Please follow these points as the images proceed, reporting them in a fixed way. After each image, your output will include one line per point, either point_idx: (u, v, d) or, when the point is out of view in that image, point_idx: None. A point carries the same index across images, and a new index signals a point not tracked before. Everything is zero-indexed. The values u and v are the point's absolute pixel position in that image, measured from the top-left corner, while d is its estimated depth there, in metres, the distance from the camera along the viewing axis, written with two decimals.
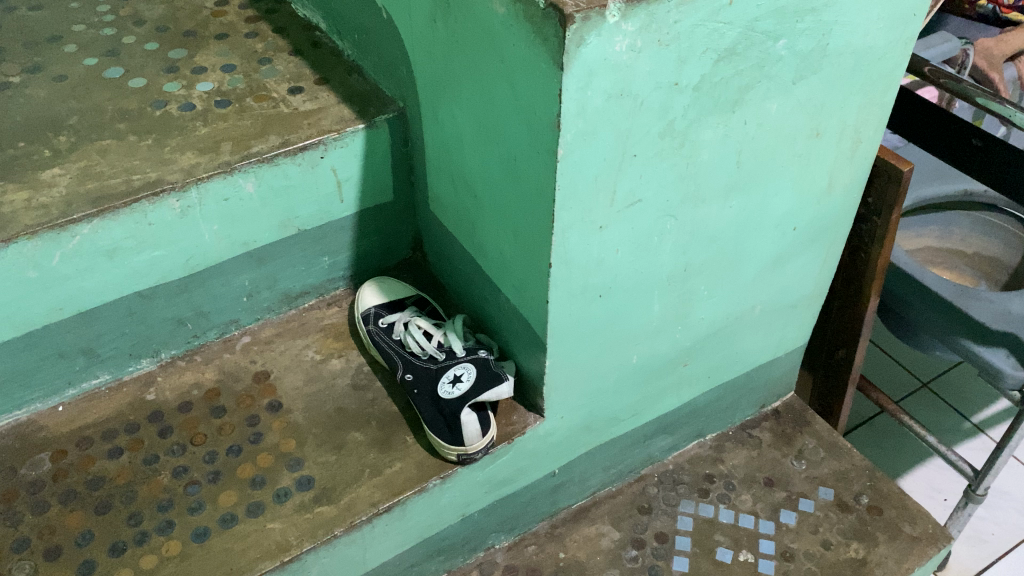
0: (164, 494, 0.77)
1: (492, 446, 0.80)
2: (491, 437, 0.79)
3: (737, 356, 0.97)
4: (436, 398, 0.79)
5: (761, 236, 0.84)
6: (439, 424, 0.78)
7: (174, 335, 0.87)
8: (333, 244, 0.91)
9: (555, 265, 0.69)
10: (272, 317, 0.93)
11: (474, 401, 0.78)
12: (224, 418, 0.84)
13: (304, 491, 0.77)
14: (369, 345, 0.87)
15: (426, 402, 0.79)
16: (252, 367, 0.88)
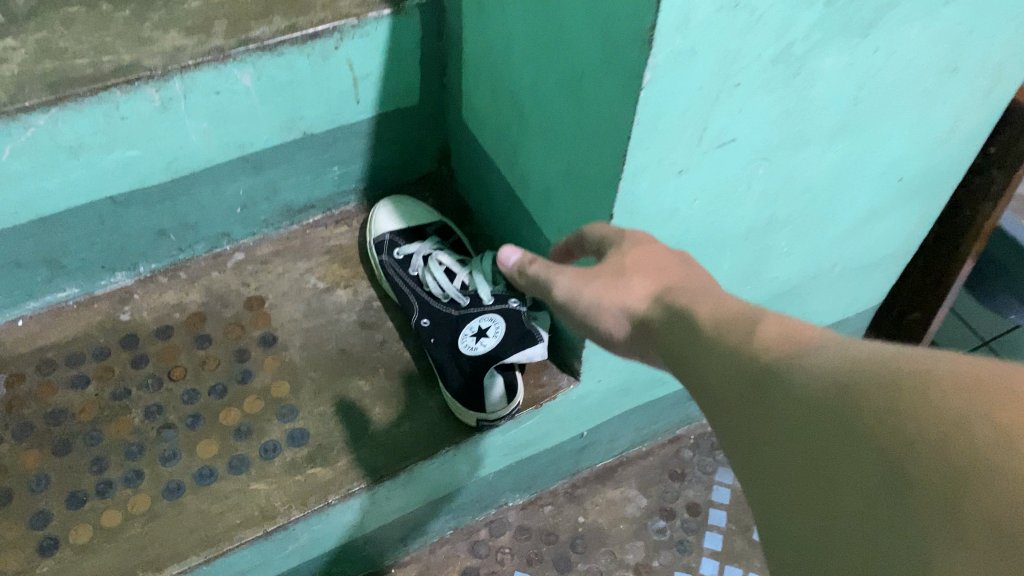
0: (133, 438, 0.67)
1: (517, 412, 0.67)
2: (517, 404, 0.66)
3: (803, 317, 0.84)
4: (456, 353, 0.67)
5: (860, 186, 0.69)
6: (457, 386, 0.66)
7: (156, 247, 0.75)
8: (346, 152, 0.77)
9: (618, 216, 0.55)
10: (271, 232, 0.80)
11: (501, 360, 0.66)
12: (208, 350, 0.72)
13: (297, 448, 0.66)
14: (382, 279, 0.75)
15: (442, 357, 0.67)
16: (244, 291, 0.76)
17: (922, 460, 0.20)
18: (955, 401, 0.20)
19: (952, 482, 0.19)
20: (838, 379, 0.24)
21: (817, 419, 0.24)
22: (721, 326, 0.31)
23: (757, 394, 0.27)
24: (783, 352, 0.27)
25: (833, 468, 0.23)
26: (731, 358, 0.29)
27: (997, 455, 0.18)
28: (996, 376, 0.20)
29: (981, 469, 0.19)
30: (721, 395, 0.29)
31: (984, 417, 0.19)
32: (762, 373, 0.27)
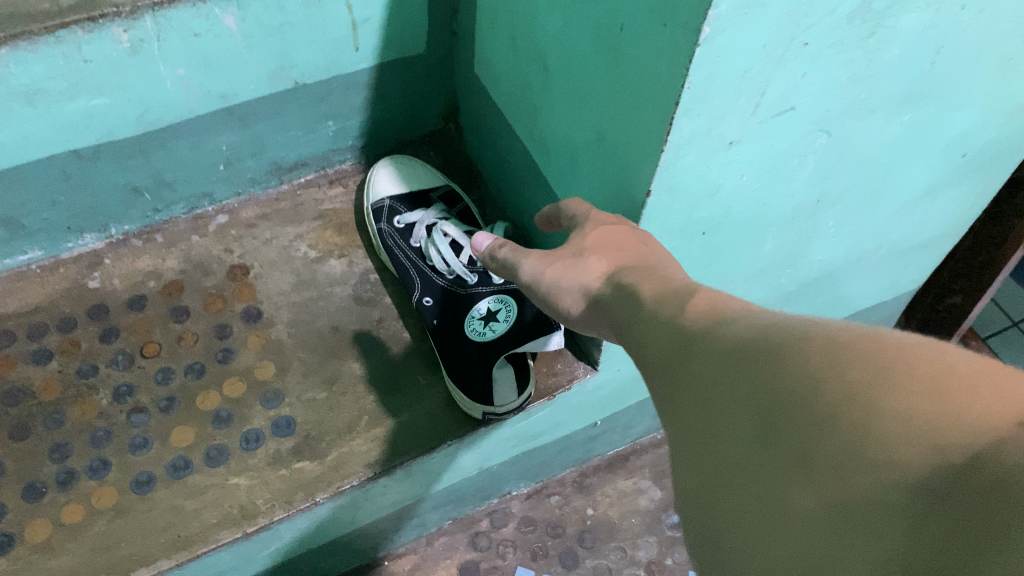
0: (100, 422, 0.60)
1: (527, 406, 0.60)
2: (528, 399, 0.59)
3: (839, 300, 0.77)
4: (461, 338, 0.60)
5: (921, 161, 0.62)
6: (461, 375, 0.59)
7: (129, 207, 0.67)
8: (342, 105, 0.69)
9: (656, 192, 0.48)
10: (258, 192, 0.73)
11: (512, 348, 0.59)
12: (186, 324, 0.65)
13: (282, 439, 0.60)
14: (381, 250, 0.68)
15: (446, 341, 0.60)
16: (227, 259, 0.69)
17: (793, 399, 0.21)
18: (843, 352, 0.20)
19: (824, 418, 0.20)
20: (745, 330, 0.24)
21: (716, 363, 0.24)
22: (658, 292, 0.32)
23: (671, 347, 0.27)
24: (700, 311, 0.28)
25: (719, 406, 0.23)
26: (657, 319, 0.30)
27: (872, 397, 0.19)
28: (888, 336, 0.20)
29: (844, 409, 0.19)
30: (644, 350, 0.30)
31: (863, 368, 0.20)
32: (678, 328, 0.28)
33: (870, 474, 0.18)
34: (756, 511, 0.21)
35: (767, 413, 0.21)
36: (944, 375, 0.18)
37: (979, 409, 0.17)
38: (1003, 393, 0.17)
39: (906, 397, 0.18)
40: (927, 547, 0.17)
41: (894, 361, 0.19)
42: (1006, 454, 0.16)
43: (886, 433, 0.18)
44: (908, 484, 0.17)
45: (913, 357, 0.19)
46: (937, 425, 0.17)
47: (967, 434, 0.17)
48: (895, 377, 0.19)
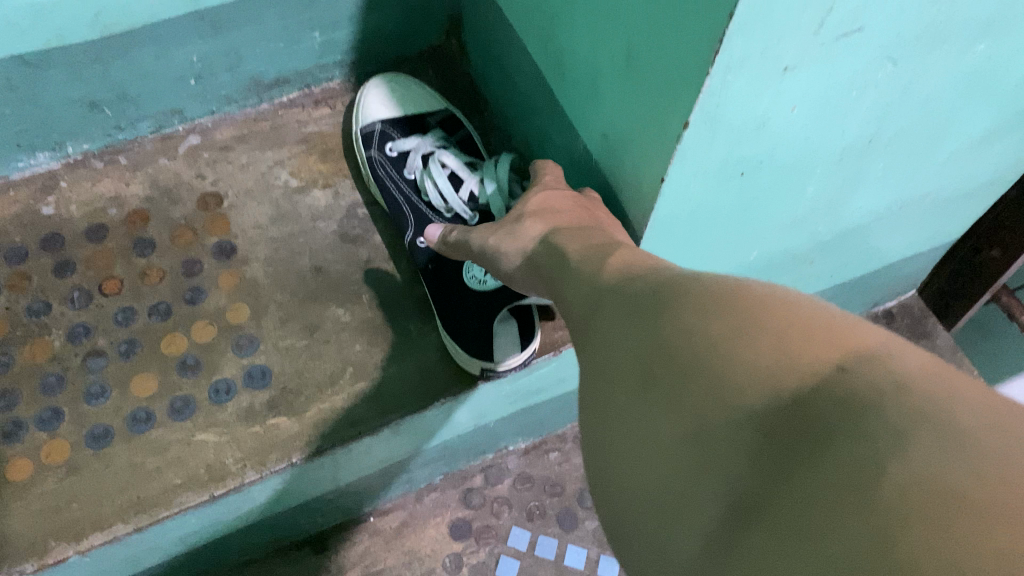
0: (52, 367, 0.53)
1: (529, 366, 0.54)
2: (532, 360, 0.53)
3: (876, 251, 0.70)
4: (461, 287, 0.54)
5: (991, 100, 0.54)
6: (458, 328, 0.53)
7: (86, 124, 0.59)
8: (330, 14, 0.60)
9: (695, 126, 0.40)
10: (234, 111, 0.65)
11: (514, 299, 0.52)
12: (150, 259, 0.58)
13: (256, 391, 0.53)
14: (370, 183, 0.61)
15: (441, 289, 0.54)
16: (199, 186, 0.61)
17: (668, 351, 0.23)
18: (721, 304, 0.23)
19: (692, 359, 0.22)
20: (653, 287, 0.27)
21: (626, 314, 0.27)
22: (590, 252, 0.35)
23: (596, 301, 0.30)
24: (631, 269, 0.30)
25: (620, 352, 0.25)
26: (595, 276, 0.32)
27: (728, 342, 0.21)
28: (761, 293, 0.23)
29: (706, 358, 0.22)
30: (576, 301, 0.32)
31: (722, 321, 0.22)
32: (605, 285, 0.30)
33: (720, 408, 0.20)
34: (635, 442, 0.23)
35: (651, 355, 0.24)
36: (793, 326, 0.21)
37: (810, 351, 0.20)
38: (834, 337, 0.20)
39: (754, 344, 0.21)
40: (758, 467, 0.19)
41: (757, 313, 0.22)
42: (832, 386, 0.18)
43: (737, 371, 0.20)
44: (746, 412, 0.20)
45: (774, 311, 0.21)
46: (779, 367, 0.20)
47: (797, 371, 0.19)
48: (753, 326, 0.21)
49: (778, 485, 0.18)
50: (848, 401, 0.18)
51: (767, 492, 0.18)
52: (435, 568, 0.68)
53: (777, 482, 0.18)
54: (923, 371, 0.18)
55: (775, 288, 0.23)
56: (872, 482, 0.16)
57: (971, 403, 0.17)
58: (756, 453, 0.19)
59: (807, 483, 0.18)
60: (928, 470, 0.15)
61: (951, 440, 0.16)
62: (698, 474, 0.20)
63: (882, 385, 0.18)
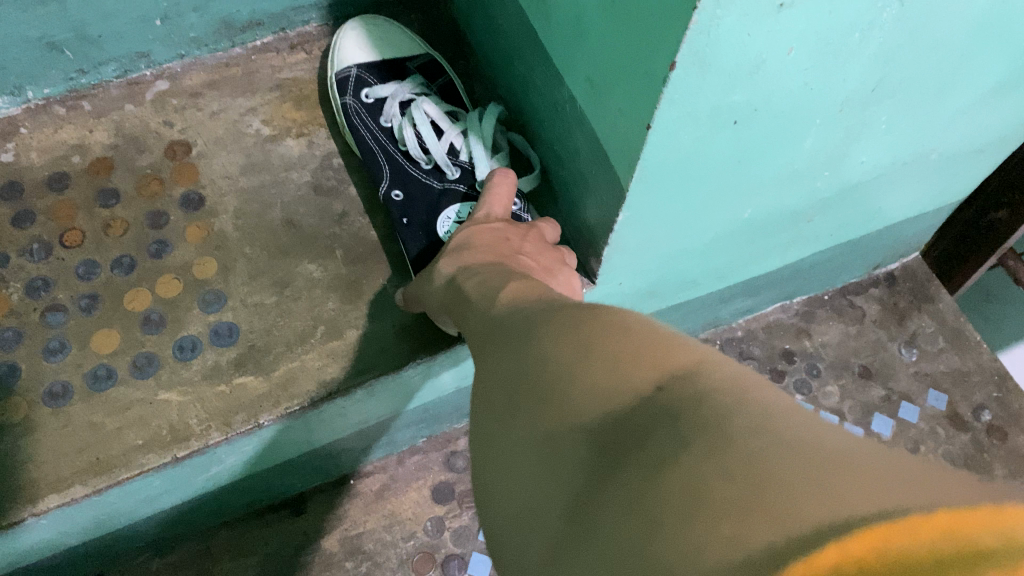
0: (9, 322, 0.51)
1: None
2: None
3: (878, 211, 0.67)
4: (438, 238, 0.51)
5: (1006, 47, 0.50)
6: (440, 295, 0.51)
7: (46, 66, 0.56)
8: None
9: (682, 67, 0.37)
10: (205, 56, 0.62)
11: None
12: (114, 209, 0.55)
13: (222, 349, 0.51)
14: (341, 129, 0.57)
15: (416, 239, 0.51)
16: (167, 134, 0.58)
17: (530, 376, 0.24)
18: (575, 334, 0.24)
19: (546, 385, 0.23)
20: (527, 319, 0.28)
21: (504, 347, 0.28)
22: (494, 282, 0.36)
23: (486, 333, 0.31)
24: (520, 300, 0.31)
25: (495, 382, 0.27)
26: (491, 306, 0.33)
27: (577, 363, 0.23)
28: (610, 322, 0.24)
29: (557, 378, 0.23)
30: (474, 334, 0.33)
31: (573, 346, 0.24)
32: (496, 316, 0.31)
33: (562, 423, 0.21)
34: (499, 462, 0.24)
35: (516, 385, 0.25)
36: (629, 352, 0.22)
37: (640, 368, 0.21)
38: (661, 356, 0.21)
39: (595, 364, 0.22)
40: (583, 470, 0.20)
41: (601, 339, 0.23)
42: (652, 397, 0.20)
43: (577, 393, 0.22)
44: (580, 428, 0.21)
45: (617, 338, 0.23)
46: (614, 380, 0.21)
47: (627, 391, 0.21)
48: (595, 349, 0.23)
49: (597, 494, 0.19)
50: (660, 415, 0.19)
51: (590, 493, 0.19)
52: (416, 533, 0.66)
53: (594, 488, 0.19)
54: (728, 381, 0.20)
55: (625, 314, 0.25)
56: (664, 481, 0.17)
57: (767, 414, 0.18)
58: (583, 463, 0.20)
59: (619, 483, 0.18)
60: (715, 473, 0.17)
61: (737, 441, 0.17)
62: (542, 484, 0.21)
63: (693, 399, 0.19)
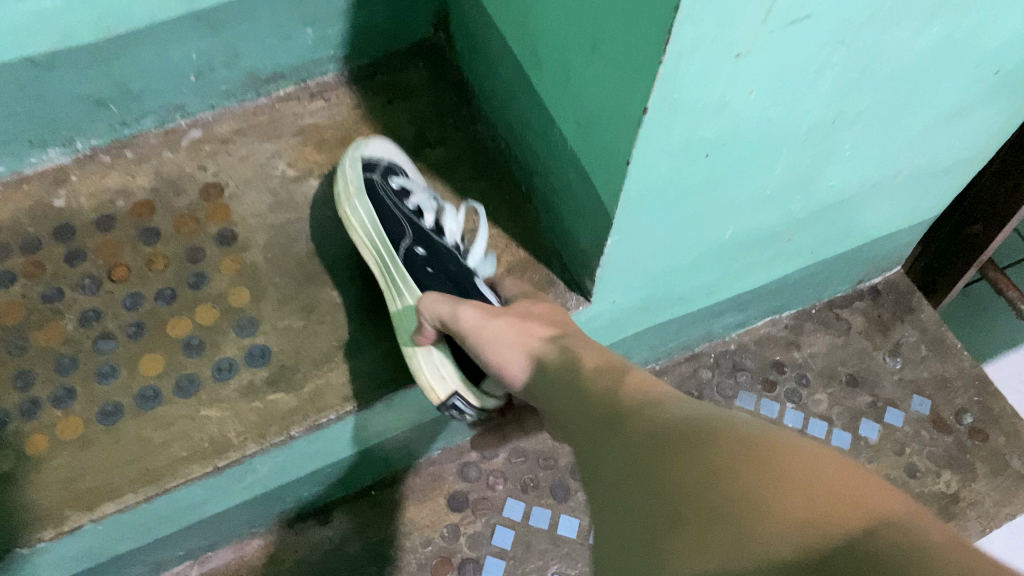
0: (65, 349, 0.57)
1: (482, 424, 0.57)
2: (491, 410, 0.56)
3: (856, 228, 0.73)
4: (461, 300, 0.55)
5: (954, 77, 0.56)
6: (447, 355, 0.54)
7: (93, 120, 0.63)
8: (321, 11, 0.63)
9: (654, 109, 0.43)
10: (233, 105, 0.68)
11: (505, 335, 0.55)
12: (156, 246, 0.61)
13: (256, 369, 0.57)
14: (352, 204, 0.60)
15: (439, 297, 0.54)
16: (201, 177, 0.65)
17: (700, 496, 0.28)
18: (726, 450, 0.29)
19: (706, 495, 0.28)
20: (666, 425, 0.33)
21: (645, 447, 0.33)
22: (598, 382, 0.41)
23: (621, 442, 0.34)
24: (647, 403, 0.36)
25: (644, 475, 0.31)
26: (615, 405, 0.38)
27: (762, 498, 0.26)
28: (783, 460, 0.28)
29: (738, 505, 0.27)
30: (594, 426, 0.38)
31: (752, 480, 0.27)
32: (625, 414, 0.36)
33: (750, 551, 0.25)
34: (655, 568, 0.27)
35: (679, 504, 0.28)
36: (819, 495, 0.26)
37: (838, 515, 0.25)
38: (849, 504, 0.25)
39: (783, 501, 0.26)
40: None
41: (787, 480, 0.27)
42: (854, 544, 0.23)
43: (765, 528, 0.25)
44: (778, 562, 0.24)
45: (775, 458, 0.28)
46: (806, 520, 0.25)
47: (825, 534, 0.24)
48: (781, 488, 0.26)
49: None
50: (865, 563, 0.23)
51: None
52: (433, 538, 0.72)
53: None
54: (918, 540, 0.23)
55: (791, 453, 0.28)
56: None
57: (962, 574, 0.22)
58: None
59: None
60: None
61: None
62: None
63: (897, 554, 0.23)
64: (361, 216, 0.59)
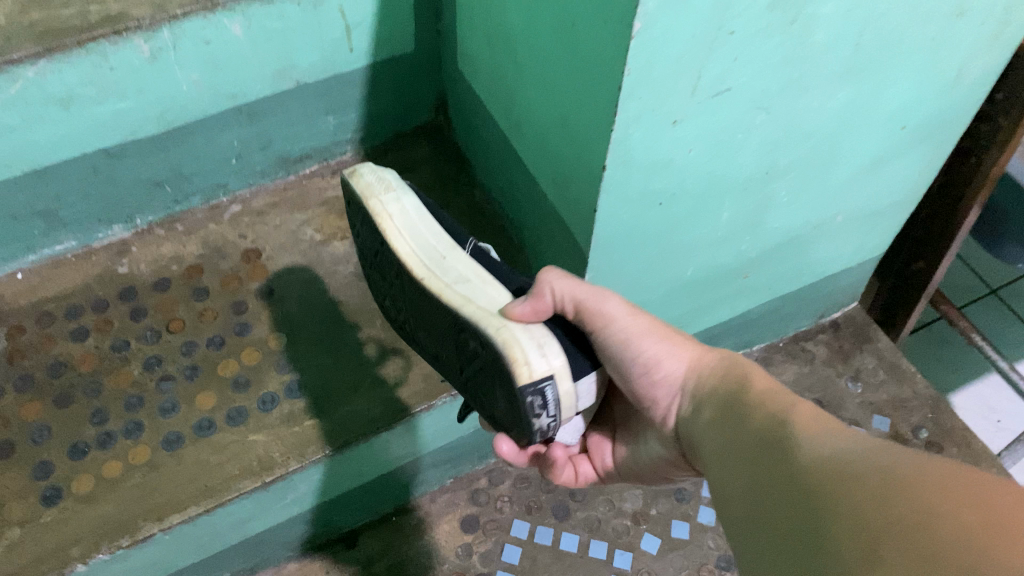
0: (133, 390, 0.67)
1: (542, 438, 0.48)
2: (563, 421, 0.47)
3: (807, 265, 0.84)
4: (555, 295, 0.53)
5: (866, 132, 0.68)
6: (545, 333, 0.46)
7: (151, 200, 0.74)
8: (341, 101, 0.76)
9: (612, 166, 0.54)
10: (267, 183, 0.80)
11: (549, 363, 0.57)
12: (206, 302, 0.72)
13: (294, 400, 0.67)
14: (388, 198, 0.50)
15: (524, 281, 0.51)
16: (242, 243, 0.76)
17: (902, 534, 0.27)
18: (835, 471, 0.32)
19: (908, 533, 0.27)
20: (787, 450, 0.36)
21: (771, 476, 0.36)
22: (725, 392, 0.44)
23: (805, 470, 0.34)
24: (763, 418, 0.40)
25: (773, 509, 0.35)
26: (733, 423, 0.42)
27: (977, 541, 0.26)
28: (996, 497, 0.27)
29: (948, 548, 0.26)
30: (722, 448, 0.42)
31: (962, 520, 0.27)
32: (745, 435, 0.40)
33: None
34: None
35: (879, 538, 0.28)
36: None
37: None
38: None
39: (1002, 547, 0.25)
40: None
41: (1006, 524, 0.26)
42: None
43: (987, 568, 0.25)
44: None
45: (872, 474, 0.31)
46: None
47: None
48: (1000, 530, 0.26)
49: None
50: None
51: None
52: (449, 557, 0.80)
53: None
54: None
55: (1003, 490, 0.27)
56: None
57: None
58: None
59: None
60: None
61: None
62: None
63: None
64: (410, 211, 0.50)
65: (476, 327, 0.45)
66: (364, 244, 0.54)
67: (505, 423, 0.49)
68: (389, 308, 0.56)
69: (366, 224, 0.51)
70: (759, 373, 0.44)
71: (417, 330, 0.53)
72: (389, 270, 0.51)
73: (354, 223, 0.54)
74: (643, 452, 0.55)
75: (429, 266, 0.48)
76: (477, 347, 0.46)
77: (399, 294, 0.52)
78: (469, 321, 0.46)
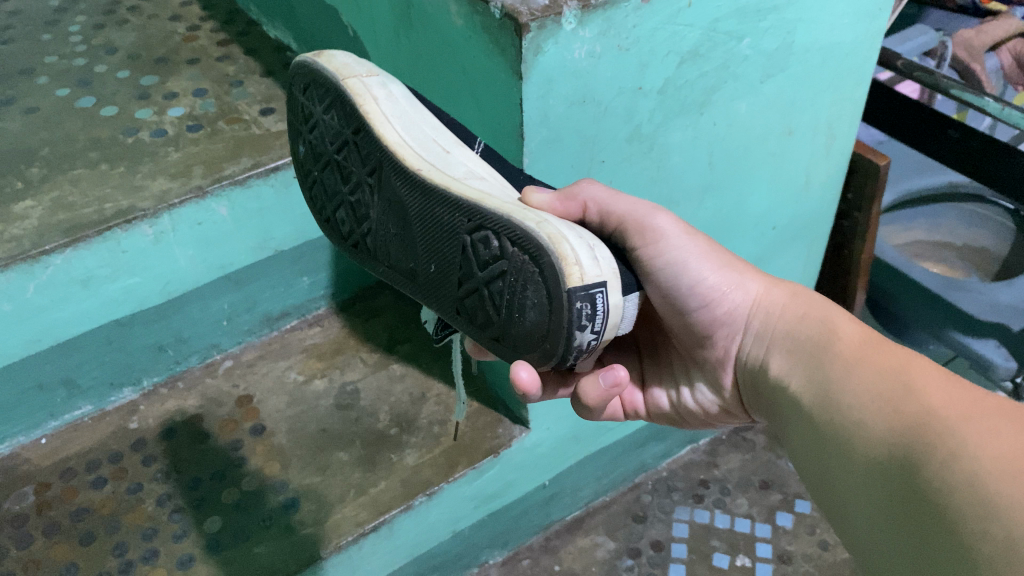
0: (149, 522, 0.76)
1: (570, 361, 0.49)
2: (603, 341, 0.49)
3: None
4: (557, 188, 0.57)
5: (742, 235, 0.83)
6: (592, 239, 0.49)
7: (155, 362, 0.87)
8: (312, 264, 0.91)
9: None
10: (254, 340, 0.94)
11: None
12: (208, 443, 0.83)
13: (291, 514, 0.77)
14: (376, 81, 0.54)
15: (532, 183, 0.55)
16: (235, 392, 0.89)
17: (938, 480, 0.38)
18: (941, 434, 0.39)
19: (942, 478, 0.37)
20: (866, 393, 0.46)
21: (851, 420, 0.47)
22: (802, 337, 0.55)
23: (884, 422, 0.44)
24: (854, 372, 0.48)
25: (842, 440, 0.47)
26: (845, 405, 0.48)
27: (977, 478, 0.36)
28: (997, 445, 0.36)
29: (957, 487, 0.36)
30: (811, 394, 0.52)
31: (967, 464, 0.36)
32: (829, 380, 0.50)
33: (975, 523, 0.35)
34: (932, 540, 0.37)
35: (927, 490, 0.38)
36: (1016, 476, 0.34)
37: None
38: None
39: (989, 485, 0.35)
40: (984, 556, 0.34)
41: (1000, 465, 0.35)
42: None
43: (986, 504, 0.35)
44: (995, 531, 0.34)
45: (981, 436, 0.37)
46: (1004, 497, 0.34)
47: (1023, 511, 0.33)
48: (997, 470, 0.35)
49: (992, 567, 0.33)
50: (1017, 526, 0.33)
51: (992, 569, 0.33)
52: None
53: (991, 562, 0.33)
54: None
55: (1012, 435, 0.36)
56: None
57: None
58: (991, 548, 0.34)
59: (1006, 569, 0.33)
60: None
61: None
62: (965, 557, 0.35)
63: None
64: (400, 97, 0.54)
65: (509, 220, 0.48)
66: (320, 140, 0.57)
67: (536, 337, 0.49)
68: (340, 219, 0.58)
69: (343, 111, 0.54)
70: (844, 323, 0.53)
71: (391, 214, 0.54)
72: (359, 165, 0.54)
73: (311, 118, 0.57)
74: (690, 397, 0.66)
75: (428, 160, 0.52)
76: (504, 244, 0.48)
77: (370, 194, 0.55)
78: (496, 216, 0.48)
